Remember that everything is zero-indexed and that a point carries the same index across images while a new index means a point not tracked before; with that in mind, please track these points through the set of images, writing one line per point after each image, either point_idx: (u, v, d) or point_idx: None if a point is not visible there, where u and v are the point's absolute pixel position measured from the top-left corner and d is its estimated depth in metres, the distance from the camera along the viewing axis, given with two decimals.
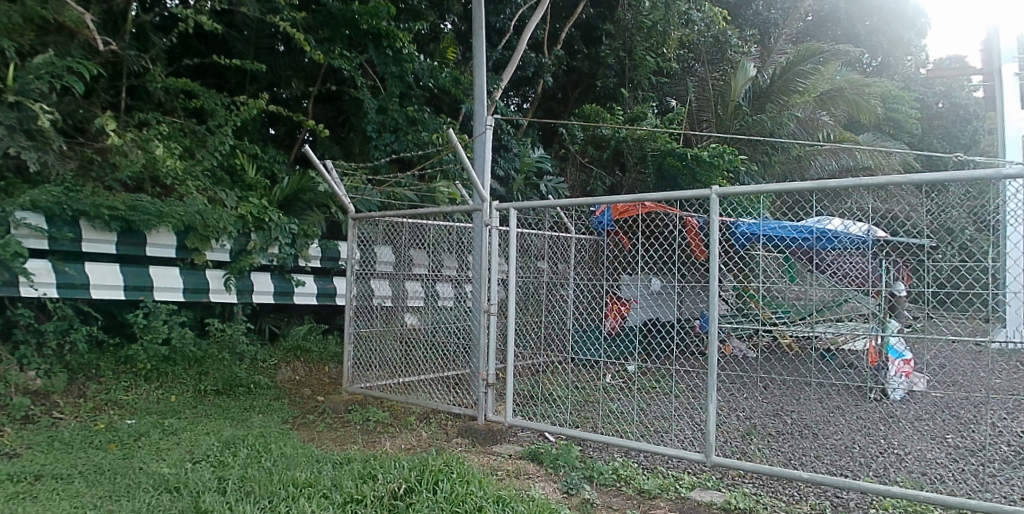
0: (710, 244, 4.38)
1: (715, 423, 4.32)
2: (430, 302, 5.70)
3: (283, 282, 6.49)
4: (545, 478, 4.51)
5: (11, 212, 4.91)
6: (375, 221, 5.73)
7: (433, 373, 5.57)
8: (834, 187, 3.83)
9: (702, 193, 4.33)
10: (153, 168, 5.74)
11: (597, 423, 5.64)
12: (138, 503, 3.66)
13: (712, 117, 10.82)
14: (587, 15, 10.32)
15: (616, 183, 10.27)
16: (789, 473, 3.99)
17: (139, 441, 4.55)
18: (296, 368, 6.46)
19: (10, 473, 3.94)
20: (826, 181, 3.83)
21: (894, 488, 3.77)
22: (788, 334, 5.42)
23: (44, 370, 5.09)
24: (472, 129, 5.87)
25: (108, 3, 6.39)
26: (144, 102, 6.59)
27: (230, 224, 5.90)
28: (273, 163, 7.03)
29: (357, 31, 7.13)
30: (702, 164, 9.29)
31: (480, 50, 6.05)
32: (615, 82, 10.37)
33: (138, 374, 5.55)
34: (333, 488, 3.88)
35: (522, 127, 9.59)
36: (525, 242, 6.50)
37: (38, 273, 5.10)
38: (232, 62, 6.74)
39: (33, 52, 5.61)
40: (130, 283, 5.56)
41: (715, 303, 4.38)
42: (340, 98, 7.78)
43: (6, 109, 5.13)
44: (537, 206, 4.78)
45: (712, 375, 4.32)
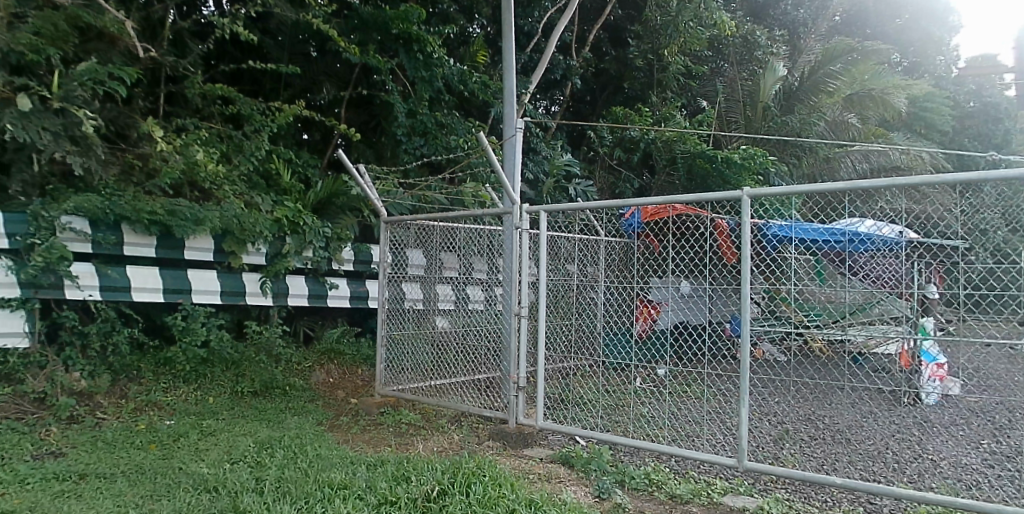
0: (742, 246, 4.33)
1: (747, 428, 4.28)
2: (460, 307, 5.67)
3: (318, 285, 6.54)
4: (577, 482, 4.51)
5: (57, 217, 5.04)
6: (406, 225, 5.75)
7: (465, 376, 5.61)
8: (866, 187, 3.78)
9: (733, 194, 4.29)
10: (192, 172, 5.84)
11: (627, 426, 5.65)
12: (178, 503, 3.72)
13: (742, 119, 10.72)
14: (615, 17, 10.33)
15: (645, 185, 10.22)
16: (822, 478, 3.93)
17: (179, 441, 4.63)
18: (330, 370, 6.50)
19: (55, 472, 4.05)
20: (858, 182, 3.79)
21: (928, 494, 3.70)
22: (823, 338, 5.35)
23: (88, 371, 5.22)
24: (502, 132, 5.85)
25: (147, 10, 6.51)
26: (182, 108, 6.71)
27: (266, 227, 5.96)
28: (307, 167, 7.12)
29: (388, 35, 7.20)
30: (732, 166, 9.22)
31: (510, 52, 6.05)
32: (643, 84, 10.37)
33: (177, 375, 5.65)
34: (368, 490, 3.91)
35: (551, 130, 9.59)
36: (555, 246, 6.50)
37: (82, 276, 5.23)
38: (267, 67, 6.86)
39: (76, 59, 5.72)
40: (169, 286, 5.66)
41: (748, 306, 4.31)
42: (371, 103, 7.81)
43: (51, 115, 5.26)
44: (567, 209, 4.76)
45: (744, 379, 4.27)
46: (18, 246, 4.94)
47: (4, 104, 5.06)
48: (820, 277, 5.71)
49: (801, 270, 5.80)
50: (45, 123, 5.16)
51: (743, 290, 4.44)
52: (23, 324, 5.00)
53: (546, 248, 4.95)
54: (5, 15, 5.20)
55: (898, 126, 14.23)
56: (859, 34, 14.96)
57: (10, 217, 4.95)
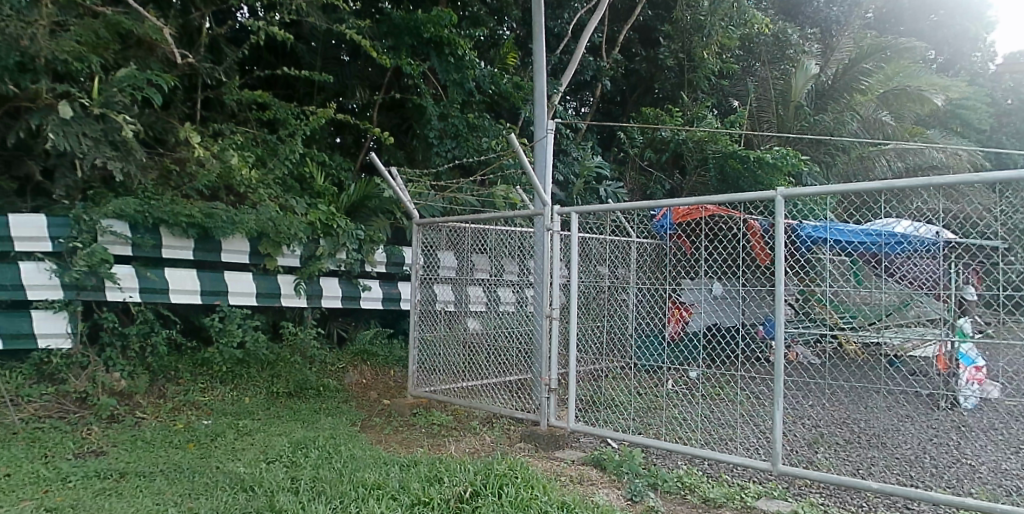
0: (775, 247, 4.25)
1: (781, 432, 4.22)
2: (491, 308, 5.72)
3: (351, 287, 6.59)
4: (609, 484, 4.48)
5: (98, 220, 5.18)
6: (438, 227, 5.74)
7: (495, 378, 5.59)
8: (902, 187, 3.70)
9: (767, 194, 4.22)
10: (228, 176, 5.94)
11: (660, 429, 5.58)
12: (216, 502, 3.77)
13: (773, 118, 10.57)
14: (645, 17, 10.25)
15: (676, 186, 10.14)
16: (858, 482, 3.86)
17: (216, 441, 4.69)
18: (363, 371, 6.54)
19: (97, 471, 4.13)
20: (894, 181, 3.71)
21: (968, 500, 3.61)
22: (856, 340, 5.29)
23: (127, 371, 5.33)
24: (534, 134, 5.87)
25: (184, 18, 6.62)
26: (218, 113, 6.84)
27: (301, 230, 6.01)
28: (340, 170, 7.19)
29: (420, 39, 7.24)
30: (764, 166, 9.10)
31: (540, 54, 6.05)
32: (674, 84, 10.28)
33: (214, 376, 5.73)
34: (401, 490, 3.93)
35: (581, 131, 9.56)
36: (586, 247, 6.45)
37: (122, 278, 5.36)
38: (301, 74, 6.94)
39: (116, 65, 5.83)
40: (207, 288, 5.76)
41: (782, 307, 4.24)
42: (403, 106, 7.85)
43: (93, 121, 5.37)
44: (598, 210, 4.73)
45: (777, 382, 4.20)
46: (62, 249, 5.13)
47: (48, 110, 5.25)
48: (856, 278, 5.69)
49: (836, 272, 5.78)
50: (86, 129, 5.30)
51: (777, 291, 4.37)
52: (67, 326, 5.15)
53: (578, 249, 4.91)
54: (48, 23, 5.25)
55: (935, 124, 13.93)
56: (893, 31, 14.68)
57: (53, 221, 5.14)
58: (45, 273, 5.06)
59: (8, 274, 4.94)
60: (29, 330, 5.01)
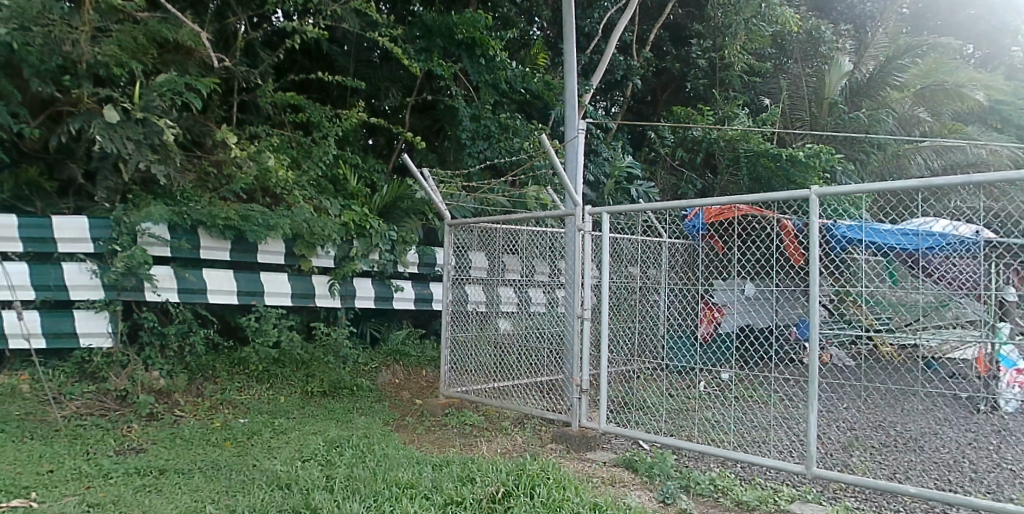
0: (809, 247, 4.19)
1: (816, 434, 4.15)
2: (522, 308, 5.76)
3: (384, 287, 6.60)
4: (641, 486, 4.45)
5: (138, 223, 5.30)
6: (469, 228, 5.73)
7: (526, 378, 5.59)
8: (942, 185, 3.62)
9: (800, 194, 4.16)
10: (264, 179, 6.03)
11: (692, 430, 5.53)
12: (253, 499, 3.83)
13: (807, 116, 10.41)
14: (675, 16, 10.18)
15: (707, 186, 10.04)
16: (895, 487, 3.79)
17: (252, 439, 4.76)
18: (395, 371, 6.57)
19: (137, 467, 4.21)
20: (934, 180, 3.63)
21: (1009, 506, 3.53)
22: (891, 342, 5.22)
23: (166, 370, 5.45)
24: (564, 134, 5.85)
25: (221, 23, 6.72)
26: (254, 115, 6.92)
27: (335, 231, 6.06)
28: (373, 172, 7.25)
29: (451, 41, 7.26)
30: (797, 165, 8.97)
31: (571, 54, 6.02)
32: (706, 83, 10.19)
33: (250, 375, 5.79)
34: (433, 490, 3.96)
35: (611, 131, 9.52)
36: (617, 248, 6.40)
37: (161, 279, 5.49)
38: (336, 77, 7.01)
39: (155, 70, 5.95)
40: (243, 288, 5.85)
41: (816, 309, 4.18)
42: (435, 108, 7.88)
43: (134, 125, 5.49)
44: (630, 210, 4.70)
45: (812, 385, 4.12)
46: (103, 250, 5.31)
47: (90, 114, 5.42)
48: (892, 280, 5.61)
49: (872, 273, 5.70)
50: (129, 132, 5.43)
51: (811, 292, 4.30)
52: (107, 325, 5.33)
53: (609, 250, 4.89)
54: (90, 28, 5.37)
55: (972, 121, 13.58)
56: (929, 26, 14.35)
57: (96, 223, 5.32)
58: (88, 274, 5.26)
59: (52, 275, 5.16)
60: (71, 329, 5.22)
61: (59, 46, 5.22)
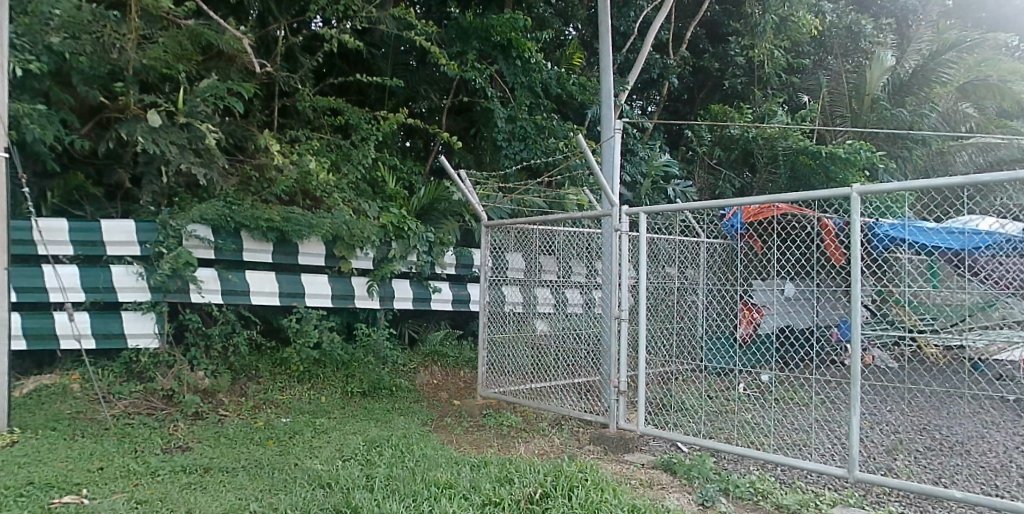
0: (850, 246, 4.09)
1: (859, 437, 4.07)
2: (559, 309, 5.76)
3: (422, 289, 6.62)
4: (680, 489, 4.41)
5: (183, 225, 5.45)
6: (506, 228, 5.71)
7: (564, 380, 5.58)
8: (990, 182, 3.52)
9: (841, 191, 4.05)
10: (304, 182, 6.10)
11: (731, 433, 5.44)
12: (295, 497, 3.88)
13: (848, 113, 10.21)
14: (712, 13, 10.07)
15: (746, 185, 9.89)
16: (941, 492, 3.69)
17: (295, 438, 4.83)
18: (434, 372, 6.59)
19: (184, 465, 4.30)
20: (981, 176, 3.53)
21: None
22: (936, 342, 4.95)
23: (211, 370, 5.55)
24: (601, 135, 5.81)
25: (262, 29, 6.84)
26: (295, 119, 7.01)
27: (374, 233, 6.11)
28: (411, 174, 7.30)
29: (488, 43, 7.28)
30: (838, 162, 8.80)
31: (607, 54, 5.97)
32: (744, 81, 10.06)
33: (292, 375, 5.86)
34: (472, 490, 3.97)
35: (648, 130, 9.45)
36: (654, 248, 6.30)
37: (205, 281, 5.61)
38: (373, 80, 7.07)
39: (199, 77, 6.06)
40: (284, 290, 5.93)
41: (858, 309, 4.07)
42: (471, 109, 7.90)
43: (177, 130, 5.63)
44: (667, 210, 4.64)
45: (855, 387, 4.04)
46: (149, 253, 5.43)
47: (136, 120, 5.54)
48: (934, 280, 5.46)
49: (915, 272, 5.58)
50: (172, 136, 5.57)
51: (853, 292, 4.20)
52: (154, 326, 5.47)
53: (647, 250, 4.84)
54: (136, 36, 5.50)
55: None
56: (975, 20, 13.92)
57: (142, 226, 5.45)
58: (133, 276, 5.39)
59: (101, 278, 5.31)
60: (119, 330, 5.37)
61: (107, 53, 5.37)
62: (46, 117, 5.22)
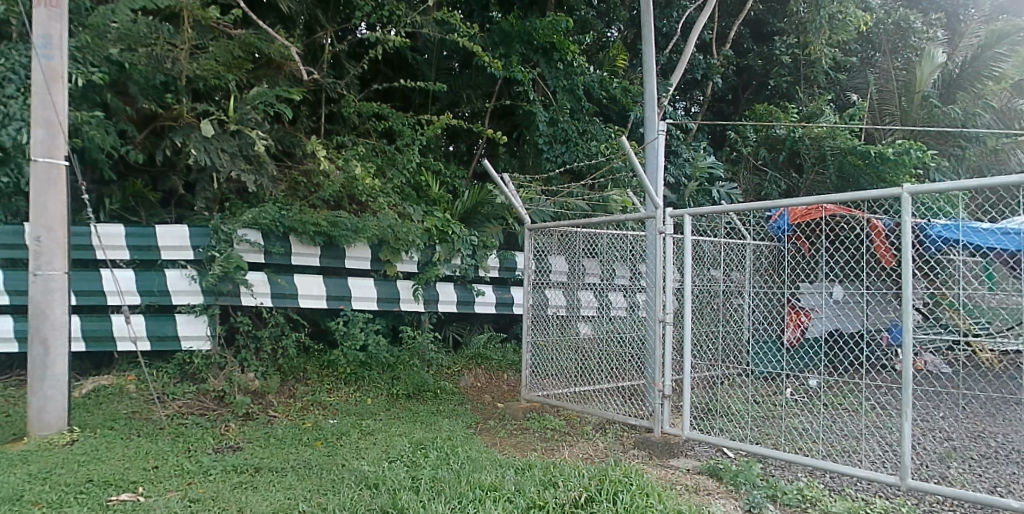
0: (901, 248, 3.96)
1: (911, 444, 3.96)
2: (602, 313, 5.68)
3: (466, 292, 6.64)
4: (726, 495, 4.34)
5: (234, 230, 5.59)
6: (549, 232, 5.75)
7: (608, 383, 5.50)
8: None
9: (891, 191, 3.91)
10: (350, 187, 6.18)
11: (778, 439, 5.33)
12: (343, 498, 3.93)
13: (898, 111, 9.94)
14: (756, 12, 9.94)
15: (792, 186, 9.70)
16: (997, 502, 3.56)
17: (342, 439, 4.90)
18: (477, 375, 6.61)
19: (235, 465, 4.38)
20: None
21: None
22: (992, 348, 4.80)
23: (261, 371, 5.66)
24: (645, 136, 5.73)
25: (310, 37, 6.97)
26: (341, 126, 7.12)
27: (418, 236, 6.16)
28: (454, 178, 7.35)
29: (530, 46, 7.31)
30: (887, 162, 8.58)
31: (651, 54, 5.89)
32: (789, 80, 9.88)
33: (339, 378, 5.93)
34: (517, 493, 3.96)
35: (692, 131, 9.35)
36: (699, 251, 6.17)
37: (256, 284, 5.73)
38: (417, 85, 7.13)
39: (249, 85, 6.20)
40: (331, 293, 6.02)
41: (910, 313, 3.94)
42: (514, 113, 7.87)
43: (229, 137, 5.79)
44: (711, 212, 4.57)
45: (906, 393, 3.91)
46: (203, 257, 5.58)
47: (189, 129, 5.71)
48: (989, 278, 5.06)
49: (969, 274, 5.37)
50: (223, 145, 5.75)
51: (904, 296, 4.06)
52: (206, 328, 5.60)
53: (691, 253, 4.77)
54: (189, 46, 5.65)
55: None
56: None
57: (195, 231, 5.62)
58: (187, 279, 5.55)
59: (155, 281, 5.48)
60: (173, 332, 5.51)
61: (161, 64, 5.53)
62: (104, 127, 5.41)
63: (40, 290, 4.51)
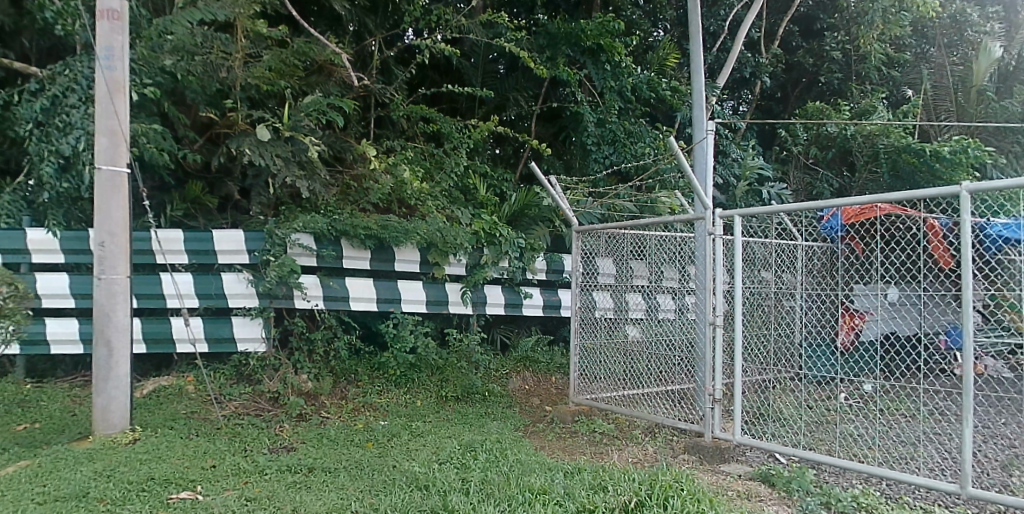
0: (961, 249, 3.82)
1: (972, 451, 3.82)
2: (650, 315, 5.65)
3: (513, 294, 6.63)
4: (779, 501, 4.25)
5: (287, 234, 5.73)
6: (597, 233, 5.69)
7: (657, 387, 5.45)
8: None
9: (950, 190, 3.79)
10: (400, 190, 6.31)
11: (832, 445, 5.19)
12: (395, 499, 3.96)
13: (954, 106, 9.60)
14: (804, 9, 9.77)
15: (845, 185, 9.47)
16: None
17: (392, 441, 4.95)
18: (525, 378, 6.61)
19: (289, 465, 4.46)
20: None
21: None
22: None
23: (314, 373, 5.76)
24: (693, 136, 5.65)
25: (359, 43, 7.09)
26: (390, 130, 7.22)
27: (466, 239, 6.19)
28: (501, 181, 7.38)
29: (577, 48, 7.33)
30: (943, 161, 8.31)
31: (698, 53, 5.80)
32: (840, 76, 9.66)
33: (389, 380, 5.99)
34: (566, 497, 3.94)
35: (740, 130, 9.23)
36: (749, 252, 6.06)
37: (309, 287, 5.83)
38: (465, 89, 7.17)
39: (302, 92, 6.34)
40: (382, 296, 6.10)
41: (970, 315, 3.80)
42: (561, 116, 7.90)
43: (282, 143, 5.91)
44: (762, 212, 4.48)
45: (967, 399, 3.78)
46: (258, 261, 5.73)
47: (244, 135, 5.82)
48: None
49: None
50: (278, 150, 5.86)
51: (965, 298, 3.92)
52: (261, 331, 5.73)
53: (741, 255, 4.68)
54: (243, 55, 5.79)
55: None
56: None
57: (251, 235, 5.76)
58: (243, 283, 5.69)
59: (213, 285, 5.63)
60: (229, 334, 5.67)
61: (217, 73, 5.69)
62: (161, 135, 5.58)
63: (104, 294, 4.65)
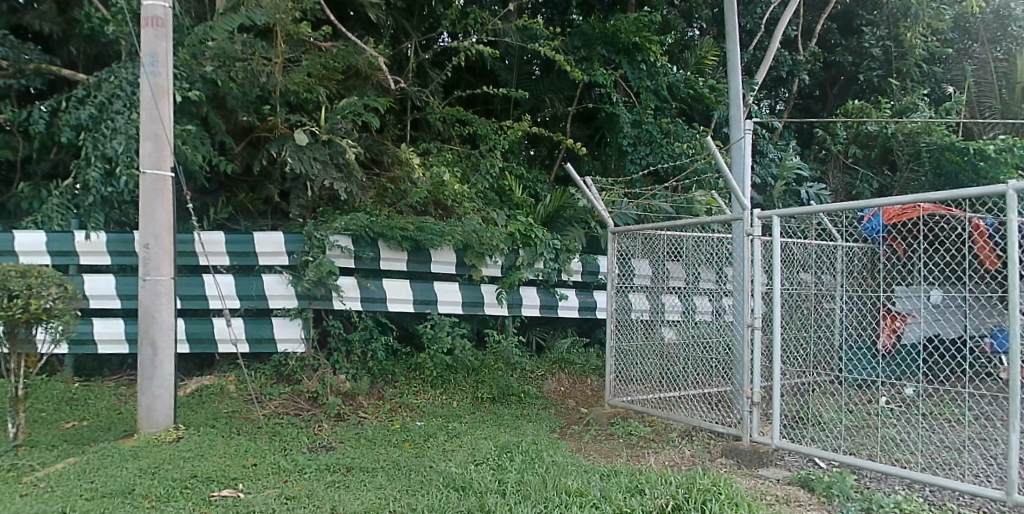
0: (1008, 248, 3.70)
1: (1021, 457, 3.71)
2: (687, 317, 5.64)
3: (548, 295, 6.64)
4: (819, 507, 4.18)
5: (326, 235, 5.79)
6: (632, 235, 5.64)
7: (694, 390, 5.41)
8: None
9: (996, 189, 3.69)
10: (437, 191, 6.36)
11: (874, 449, 5.07)
12: (431, 499, 3.97)
13: (998, 103, 9.36)
14: (843, 6, 9.63)
15: (885, 184, 9.29)
16: None
17: (429, 441, 4.97)
18: (561, 379, 6.61)
19: (328, 464, 4.51)
20: None
21: None
22: None
23: (351, 374, 5.83)
24: (730, 136, 5.57)
25: (395, 47, 7.17)
26: (425, 132, 7.27)
27: (502, 241, 6.21)
28: (536, 182, 7.39)
29: (612, 48, 7.32)
30: (988, 159, 8.12)
31: (735, 52, 5.71)
32: (881, 73, 9.48)
33: (425, 381, 6.02)
34: (603, 499, 3.91)
35: (778, 130, 9.12)
36: (789, 253, 5.97)
37: (347, 289, 5.90)
38: (500, 91, 7.19)
39: (340, 95, 6.41)
40: (418, 297, 6.13)
41: (1018, 317, 3.68)
42: (596, 117, 7.89)
43: (320, 146, 6.00)
44: (802, 212, 4.40)
45: (1014, 403, 3.67)
46: (297, 262, 5.80)
47: (284, 138, 5.96)
48: None
49: None
50: (317, 153, 5.93)
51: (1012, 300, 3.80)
52: (301, 331, 5.81)
53: (780, 255, 4.60)
54: (282, 60, 5.88)
55: None
56: None
57: (290, 237, 5.83)
58: (284, 284, 5.79)
59: (254, 286, 5.74)
60: (270, 335, 5.76)
61: (257, 78, 5.78)
62: (201, 139, 5.69)
63: (149, 293, 4.76)
